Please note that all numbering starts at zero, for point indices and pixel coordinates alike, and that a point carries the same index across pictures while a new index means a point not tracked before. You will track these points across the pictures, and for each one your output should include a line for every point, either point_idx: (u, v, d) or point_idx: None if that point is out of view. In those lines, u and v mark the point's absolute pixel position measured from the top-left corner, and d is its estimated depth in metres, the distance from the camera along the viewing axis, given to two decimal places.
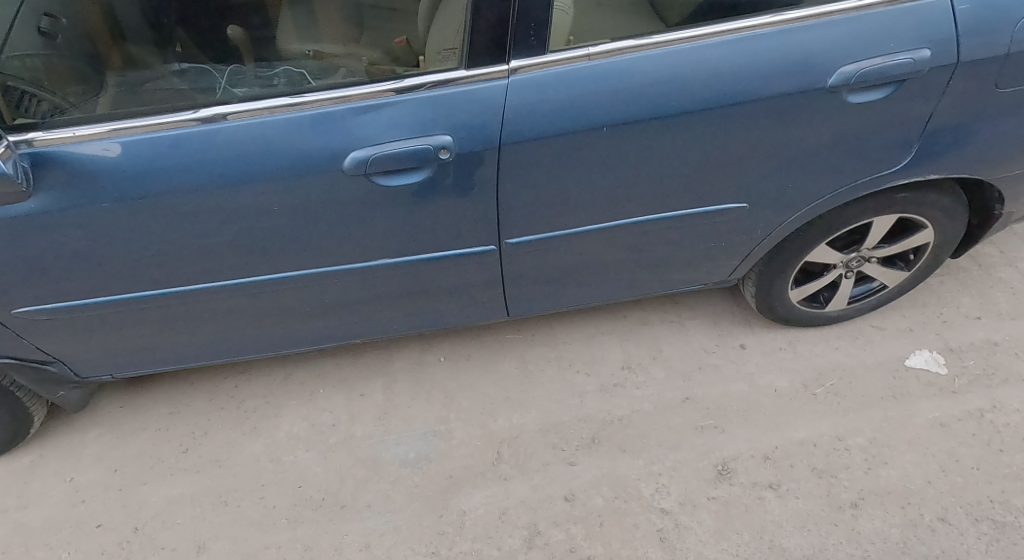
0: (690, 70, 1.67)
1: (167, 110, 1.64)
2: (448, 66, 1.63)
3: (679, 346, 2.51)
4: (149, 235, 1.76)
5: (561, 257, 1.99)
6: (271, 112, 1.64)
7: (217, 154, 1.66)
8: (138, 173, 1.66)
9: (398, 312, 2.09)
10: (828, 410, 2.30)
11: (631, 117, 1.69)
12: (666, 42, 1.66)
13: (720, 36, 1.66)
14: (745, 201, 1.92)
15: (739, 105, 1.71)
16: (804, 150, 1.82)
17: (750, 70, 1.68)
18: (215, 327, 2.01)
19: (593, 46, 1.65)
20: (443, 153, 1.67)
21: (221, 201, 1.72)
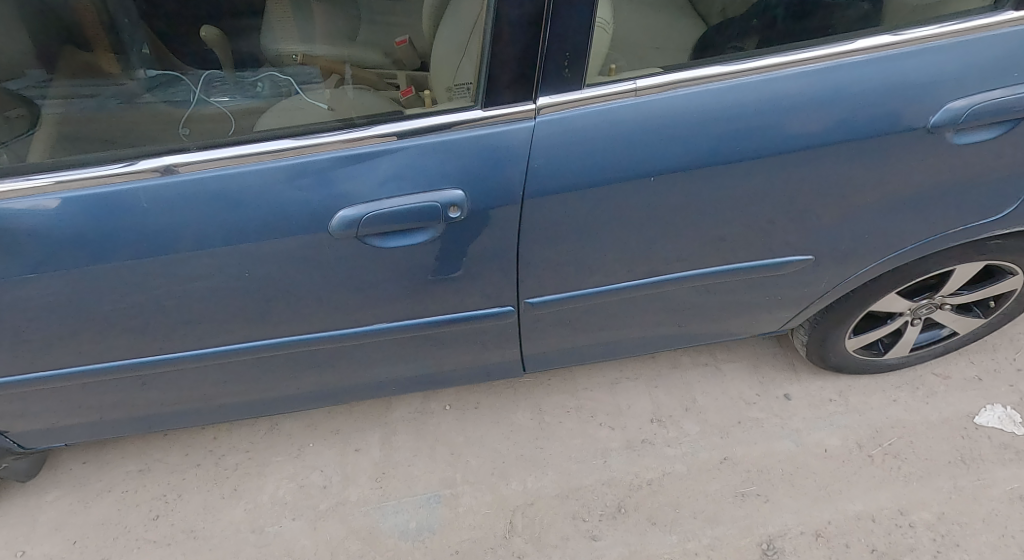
0: (756, 107, 1.41)
1: (105, 161, 1.37)
2: (461, 105, 1.37)
3: (714, 394, 2.23)
4: (97, 303, 1.47)
5: (588, 312, 1.71)
6: (236, 163, 1.37)
7: (165, 215, 1.39)
8: (81, 235, 1.39)
9: (398, 375, 1.79)
10: (888, 478, 2.01)
11: (682, 164, 1.43)
12: (731, 74, 1.40)
13: (795, 67, 1.41)
14: (809, 254, 1.65)
15: (814, 150, 1.46)
16: (883, 195, 1.55)
17: (829, 108, 1.42)
18: (182, 396, 1.72)
19: (642, 79, 1.39)
20: (453, 210, 1.40)
21: (179, 263, 1.43)
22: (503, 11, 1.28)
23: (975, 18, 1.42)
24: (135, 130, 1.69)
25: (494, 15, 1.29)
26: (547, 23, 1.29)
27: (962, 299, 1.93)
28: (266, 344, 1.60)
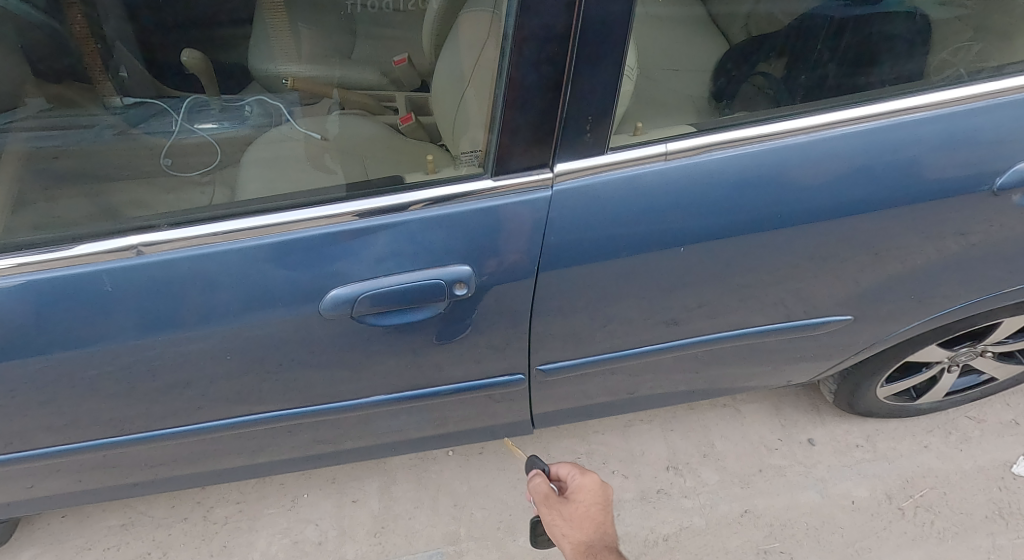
0: (799, 171, 1.32)
1: (61, 242, 1.24)
2: (471, 174, 1.25)
3: (733, 439, 2.10)
4: (65, 384, 1.35)
5: (604, 372, 1.60)
6: (213, 242, 1.24)
7: (135, 304, 1.26)
8: (46, 319, 1.26)
9: (398, 437, 1.67)
10: (920, 534, 1.90)
11: (715, 231, 1.34)
12: (774, 135, 1.30)
13: (845, 126, 1.32)
14: (849, 314, 1.58)
15: (860, 216, 1.38)
16: (920, 259, 1.49)
17: (875, 172, 1.34)
18: (165, 466, 1.59)
19: (671, 141, 1.27)
20: (460, 287, 1.28)
21: (155, 347, 1.31)
22: (517, 72, 1.14)
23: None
24: (124, 166, 1.59)
25: (508, 80, 1.15)
26: (568, 85, 1.16)
27: (1005, 347, 1.83)
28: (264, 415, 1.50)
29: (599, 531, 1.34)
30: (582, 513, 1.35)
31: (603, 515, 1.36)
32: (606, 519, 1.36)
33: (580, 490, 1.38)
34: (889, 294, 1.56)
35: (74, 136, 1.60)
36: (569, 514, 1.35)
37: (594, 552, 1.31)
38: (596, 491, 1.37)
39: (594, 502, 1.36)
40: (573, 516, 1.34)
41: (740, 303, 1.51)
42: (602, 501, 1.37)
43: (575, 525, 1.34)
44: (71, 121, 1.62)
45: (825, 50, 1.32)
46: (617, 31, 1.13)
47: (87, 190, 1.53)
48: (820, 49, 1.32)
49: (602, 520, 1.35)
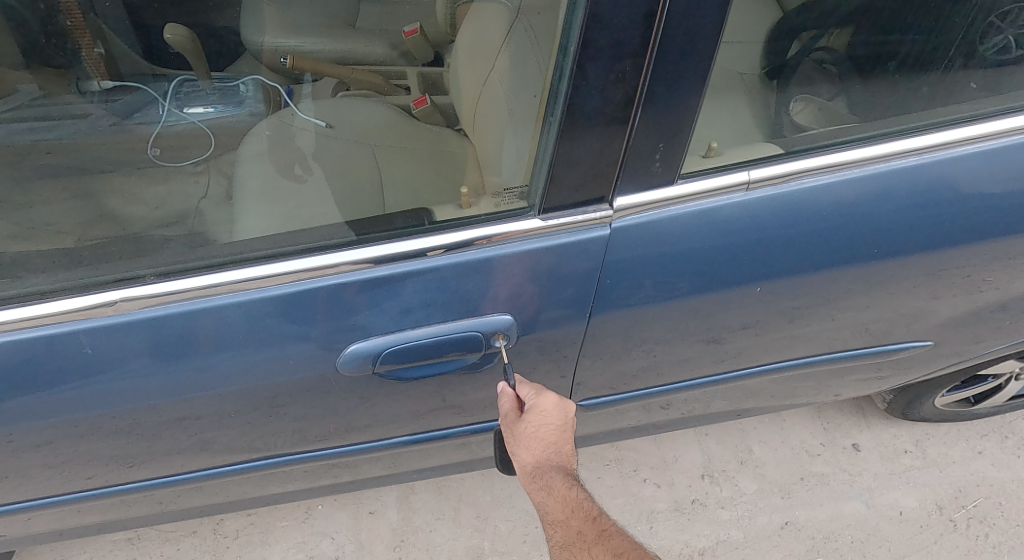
0: (900, 196, 1.17)
1: (29, 298, 1.09)
2: (514, 209, 1.09)
3: (774, 444, 1.98)
4: (51, 436, 1.22)
5: (651, 399, 1.46)
6: (207, 296, 1.10)
7: (127, 361, 1.13)
8: (25, 375, 1.12)
9: (419, 465, 1.55)
10: (974, 549, 1.78)
11: (791, 266, 1.20)
12: (868, 159, 1.14)
13: (967, 145, 1.16)
14: (928, 338, 1.46)
15: (952, 245, 1.24)
16: (1008, 280, 1.35)
17: (974, 196, 1.19)
18: (168, 499, 1.46)
19: (754, 168, 1.11)
20: (498, 339, 1.16)
21: (151, 403, 1.19)
22: (577, 97, 0.96)
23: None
24: (115, 161, 1.40)
25: (565, 107, 0.97)
26: (638, 111, 0.98)
27: None
28: (281, 453, 1.39)
29: (551, 452, 1.16)
30: (532, 434, 1.15)
31: (558, 435, 1.17)
32: (561, 437, 1.17)
33: (535, 412, 1.15)
34: (971, 319, 1.44)
35: (66, 128, 1.39)
36: (518, 434, 1.15)
37: (542, 475, 1.15)
38: (555, 412, 1.16)
39: (549, 424, 1.15)
40: (522, 436, 1.14)
41: (806, 328, 1.35)
42: (559, 420, 1.16)
43: (524, 446, 1.16)
44: (62, 110, 1.41)
45: (958, 59, 1.13)
46: (702, 48, 0.94)
47: (80, 188, 1.32)
48: (951, 56, 1.13)
49: (557, 441, 1.16)
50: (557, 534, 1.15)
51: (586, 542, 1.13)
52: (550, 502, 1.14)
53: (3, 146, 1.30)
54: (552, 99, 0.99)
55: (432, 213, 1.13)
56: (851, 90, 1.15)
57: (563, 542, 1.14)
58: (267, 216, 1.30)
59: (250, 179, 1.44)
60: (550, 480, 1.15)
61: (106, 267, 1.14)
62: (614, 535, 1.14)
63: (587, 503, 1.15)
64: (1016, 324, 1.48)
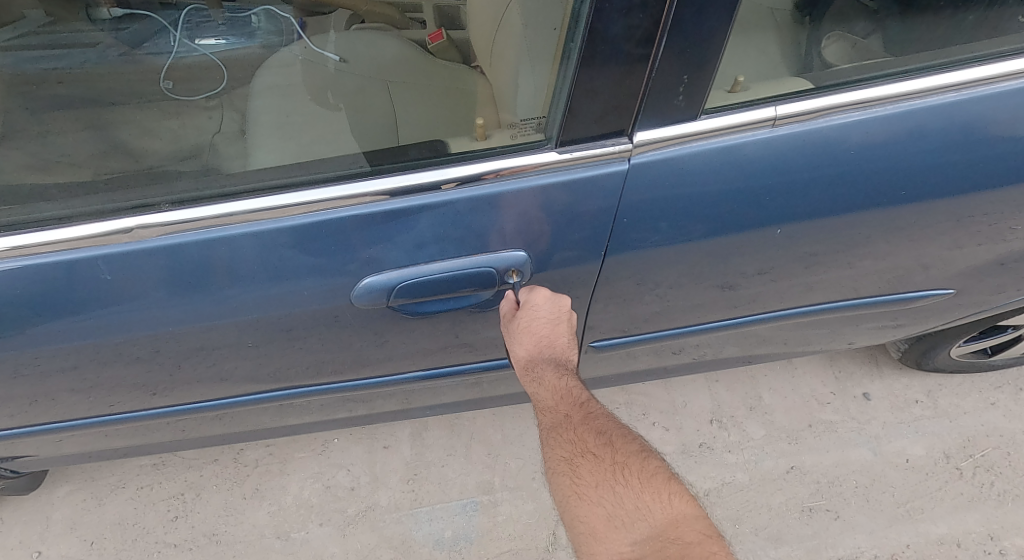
0: (931, 136, 1.13)
1: (46, 223, 1.09)
2: (531, 142, 1.07)
3: (784, 392, 1.99)
4: (69, 362, 1.24)
5: (662, 342, 1.46)
6: (222, 225, 1.10)
7: (142, 289, 1.14)
8: (42, 302, 1.14)
9: (431, 401, 1.57)
10: (978, 496, 1.79)
11: (812, 208, 1.18)
12: (901, 97, 1.10)
13: (1010, 80, 1.12)
14: (949, 286, 1.44)
15: (980, 190, 1.22)
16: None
17: (1009, 136, 1.16)
18: (189, 427, 1.50)
19: (782, 103, 1.08)
20: (513, 275, 1.15)
21: (167, 332, 1.20)
22: (599, 21, 0.93)
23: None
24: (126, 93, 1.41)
25: (586, 30, 0.94)
26: (663, 38, 0.95)
27: None
28: (296, 385, 1.41)
29: (544, 345, 1.21)
30: (525, 328, 1.17)
31: (550, 329, 1.19)
32: (553, 330, 1.20)
33: (527, 308, 1.15)
34: (993, 268, 1.41)
35: (75, 57, 1.40)
36: (513, 330, 1.17)
37: (535, 366, 1.21)
38: (545, 305, 1.15)
39: (540, 318, 1.17)
40: (516, 332, 1.17)
41: (823, 274, 1.34)
42: (550, 314, 1.17)
43: (519, 341, 1.18)
44: (71, 38, 1.40)
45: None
46: None
47: (90, 119, 1.33)
48: None
49: (549, 334, 1.20)
50: (545, 419, 1.19)
51: (572, 423, 1.17)
52: (542, 392, 1.20)
53: (13, 75, 1.33)
54: (574, 22, 0.96)
55: (447, 145, 1.12)
56: (887, 27, 1.11)
57: (551, 425, 1.18)
58: (282, 150, 1.29)
59: (262, 115, 1.43)
60: (542, 372, 1.21)
61: (122, 194, 1.13)
62: (600, 416, 1.20)
63: (575, 390, 1.21)
64: None
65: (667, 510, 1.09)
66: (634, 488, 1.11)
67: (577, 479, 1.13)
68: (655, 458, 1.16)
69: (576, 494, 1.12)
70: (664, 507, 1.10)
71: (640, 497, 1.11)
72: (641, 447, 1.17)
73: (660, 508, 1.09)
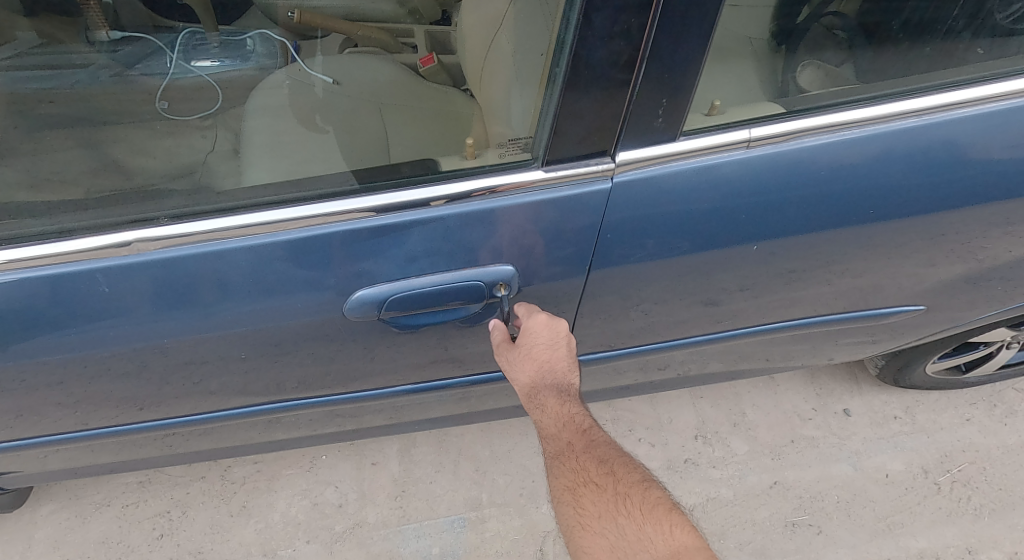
0: (897, 157, 1.18)
1: (47, 236, 1.11)
2: (517, 161, 1.11)
3: (766, 408, 2.02)
4: (63, 375, 1.26)
5: (645, 357, 1.50)
6: (220, 239, 1.13)
7: (139, 300, 1.16)
8: (40, 313, 1.16)
9: (419, 416, 1.60)
10: (956, 510, 1.82)
11: (787, 225, 1.22)
12: (869, 120, 1.16)
13: (965, 107, 1.18)
14: (921, 303, 1.49)
15: (946, 208, 1.26)
16: (993, 260, 1.40)
17: (972, 157, 1.21)
18: (179, 441, 1.52)
19: (755, 126, 1.13)
20: (501, 288, 1.19)
21: (163, 345, 1.23)
22: (583, 47, 0.98)
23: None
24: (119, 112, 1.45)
25: (571, 56, 0.99)
26: (643, 62, 1.00)
27: None
28: (286, 398, 1.43)
29: (545, 371, 1.22)
30: (525, 354, 1.20)
31: (550, 354, 1.21)
32: (553, 355, 1.22)
33: (525, 335, 1.19)
34: (964, 285, 1.46)
35: (67, 78, 1.45)
36: (513, 358, 1.20)
37: (537, 394, 1.22)
38: (543, 332, 1.19)
39: (539, 344, 1.19)
40: (516, 359, 1.19)
41: (800, 290, 1.38)
42: (548, 339, 1.20)
43: (519, 367, 1.20)
44: (62, 59, 1.46)
45: (961, 20, 1.15)
46: (707, 4, 0.96)
47: (82, 138, 1.37)
48: (959, 19, 1.14)
49: (549, 359, 1.22)
50: (549, 447, 1.23)
51: (574, 452, 1.20)
52: (545, 418, 1.23)
53: (7, 94, 1.39)
54: (558, 48, 1.00)
55: (438, 163, 1.16)
56: (858, 58, 1.18)
57: (555, 453, 1.22)
58: (276, 168, 1.33)
59: (256, 134, 1.47)
60: (544, 399, 1.23)
61: (121, 209, 1.15)
62: (602, 444, 1.22)
63: (578, 416, 1.24)
64: (1008, 291, 1.50)
65: (669, 541, 1.09)
66: (635, 519, 1.13)
67: (581, 509, 1.16)
68: (656, 488, 1.18)
69: (579, 524, 1.15)
70: (666, 538, 1.10)
71: (641, 528, 1.12)
72: (642, 476, 1.19)
73: (662, 539, 1.10)
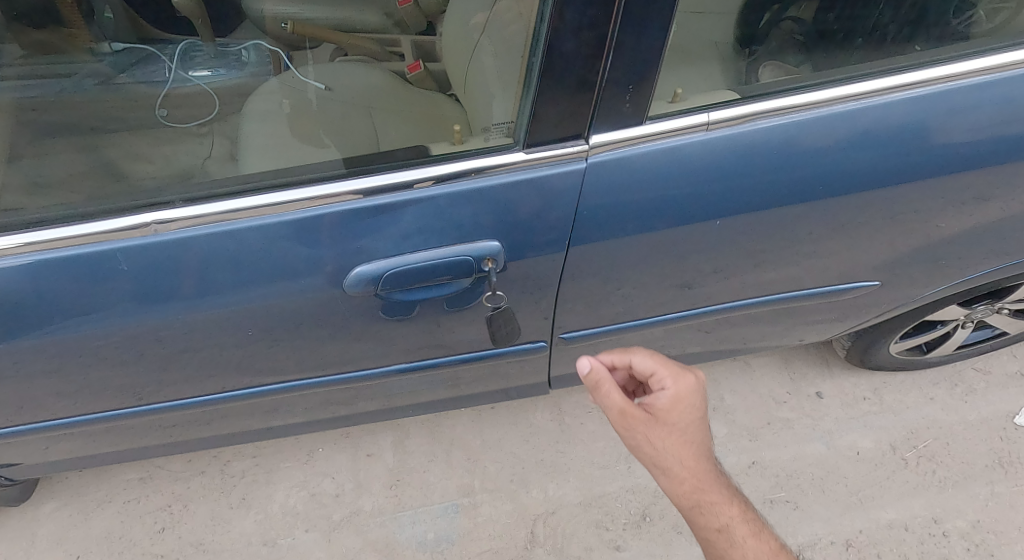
0: (840, 138, 1.29)
1: (69, 220, 1.20)
2: (498, 144, 1.22)
3: (743, 393, 2.13)
4: (80, 356, 1.34)
5: (624, 337, 1.60)
6: (230, 220, 1.22)
7: (154, 280, 1.26)
8: (63, 292, 1.25)
9: (412, 400, 1.68)
10: (922, 483, 1.93)
11: (749, 203, 1.32)
12: (817, 104, 1.27)
13: (898, 92, 1.28)
14: (879, 281, 1.60)
15: (893, 185, 1.36)
16: (942, 238, 1.52)
17: (915, 138, 1.31)
18: (183, 427, 1.59)
19: (713, 110, 1.24)
20: (488, 263, 1.28)
21: (176, 322, 1.31)
22: (555, 39, 1.09)
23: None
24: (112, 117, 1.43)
25: (545, 48, 1.10)
26: (609, 53, 1.11)
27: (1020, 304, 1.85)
28: (286, 381, 1.51)
29: (703, 457, 1.18)
30: (676, 434, 1.16)
31: (699, 431, 1.18)
32: (701, 437, 1.18)
33: (672, 405, 1.17)
34: (917, 263, 1.58)
35: (52, 86, 1.41)
36: (660, 435, 1.16)
37: (696, 486, 1.16)
38: (691, 400, 1.17)
39: (686, 416, 1.17)
40: (663, 441, 1.16)
41: (766, 269, 1.48)
42: (694, 410, 1.17)
43: (672, 448, 1.16)
44: (47, 70, 1.42)
45: (888, 12, 1.25)
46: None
47: (78, 144, 1.35)
48: (903, 19, 1.26)
49: (700, 441, 1.18)
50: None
51: None
52: (715, 519, 1.16)
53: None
54: (534, 42, 1.12)
55: (429, 148, 1.26)
56: (814, 57, 1.28)
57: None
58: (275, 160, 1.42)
59: (252, 138, 1.47)
60: (708, 494, 1.16)
61: (137, 195, 1.24)
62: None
63: (751, 518, 1.18)
64: (958, 268, 1.61)
65: None
66: None
67: None
68: None
69: None
70: None
71: None
72: None
73: None
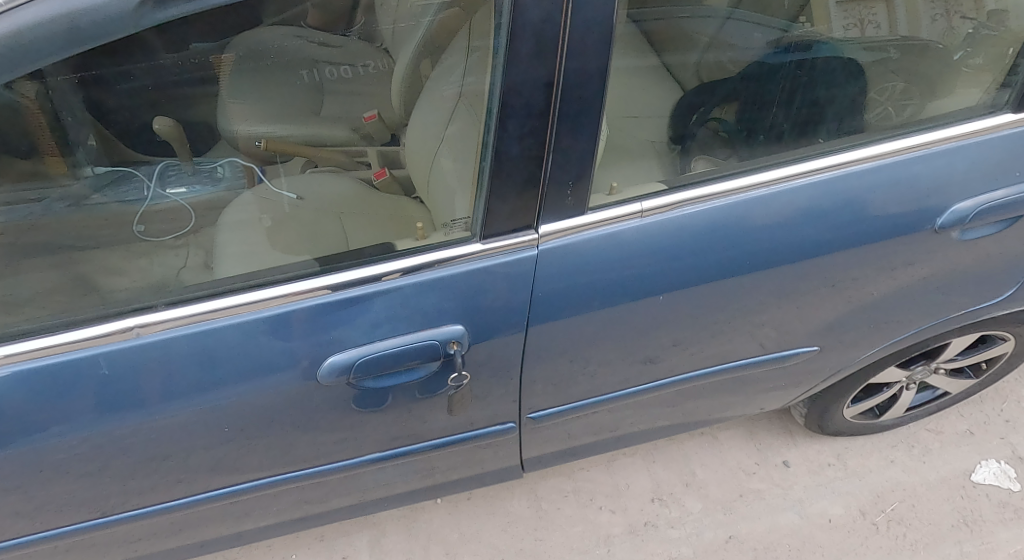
0: (762, 219, 1.42)
1: (56, 328, 1.28)
2: (457, 237, 1.34)
3: (713, 467, 2.18)
4: (59, 464, 1.37)
5: (589, 414, 1.67)
6: (209, 319, 1.30)
7: (135, 382, 1.31)
8: (45, 399, 1.29)
9: (387, 492, 1.71)
10: (895, 547, 1.97)
11: (688, 280, 1.43)
12: (737, 189, 1.40)
13: (804, 178, 1.43)
14: (818, 345, 1.71)
15: (820, 255, 1.49)
16: (872, 301, 1.64)
17: (830, 216, 1.45)
18: (157, 534, 1.60)
19: (645, 199, 1.37)
20: (453, 346, 1.36)
21: (156, 424, 1.36)
22: (502, 145, 1.22)
23: (971, 121, 1.50)
24: (85, 235, 1.43)
25: (492, 154, 1.23)
26: (550, 154, 1.25)
27: (956, 363, 1.99)
28: (261, 478, 1.54)
29: None
30: None
31: None
32: None
33: None
34: (852, 328, 1.70)
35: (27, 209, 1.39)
36: None
37: None
38: None
39: None
40: None
41: (714, 341, 1.59)
42: None
43: None
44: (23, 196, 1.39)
45: (780, 112, 1.43)
46: (594, 106, 1.23)
47: (61, 264, 1.39)
48: (797, 114, 1.44)
49: None
50: None
51: None
52: None
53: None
54: (483, 148, 1.25)
55: (394, 244, 1.36)
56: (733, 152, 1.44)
57: None
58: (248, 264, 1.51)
59: (228, 247, 1.49)
60: None
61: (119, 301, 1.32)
62: None
63: None
64: (892, 330, 1.74)
65: None
66: None
67: None
68: None
69: None
70: None
71: None
72: None
73: None
